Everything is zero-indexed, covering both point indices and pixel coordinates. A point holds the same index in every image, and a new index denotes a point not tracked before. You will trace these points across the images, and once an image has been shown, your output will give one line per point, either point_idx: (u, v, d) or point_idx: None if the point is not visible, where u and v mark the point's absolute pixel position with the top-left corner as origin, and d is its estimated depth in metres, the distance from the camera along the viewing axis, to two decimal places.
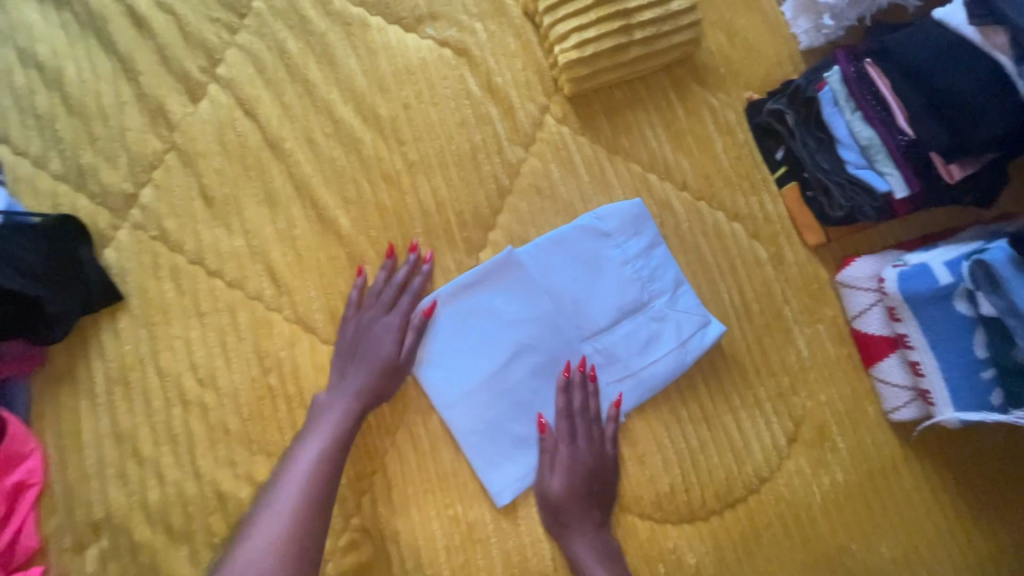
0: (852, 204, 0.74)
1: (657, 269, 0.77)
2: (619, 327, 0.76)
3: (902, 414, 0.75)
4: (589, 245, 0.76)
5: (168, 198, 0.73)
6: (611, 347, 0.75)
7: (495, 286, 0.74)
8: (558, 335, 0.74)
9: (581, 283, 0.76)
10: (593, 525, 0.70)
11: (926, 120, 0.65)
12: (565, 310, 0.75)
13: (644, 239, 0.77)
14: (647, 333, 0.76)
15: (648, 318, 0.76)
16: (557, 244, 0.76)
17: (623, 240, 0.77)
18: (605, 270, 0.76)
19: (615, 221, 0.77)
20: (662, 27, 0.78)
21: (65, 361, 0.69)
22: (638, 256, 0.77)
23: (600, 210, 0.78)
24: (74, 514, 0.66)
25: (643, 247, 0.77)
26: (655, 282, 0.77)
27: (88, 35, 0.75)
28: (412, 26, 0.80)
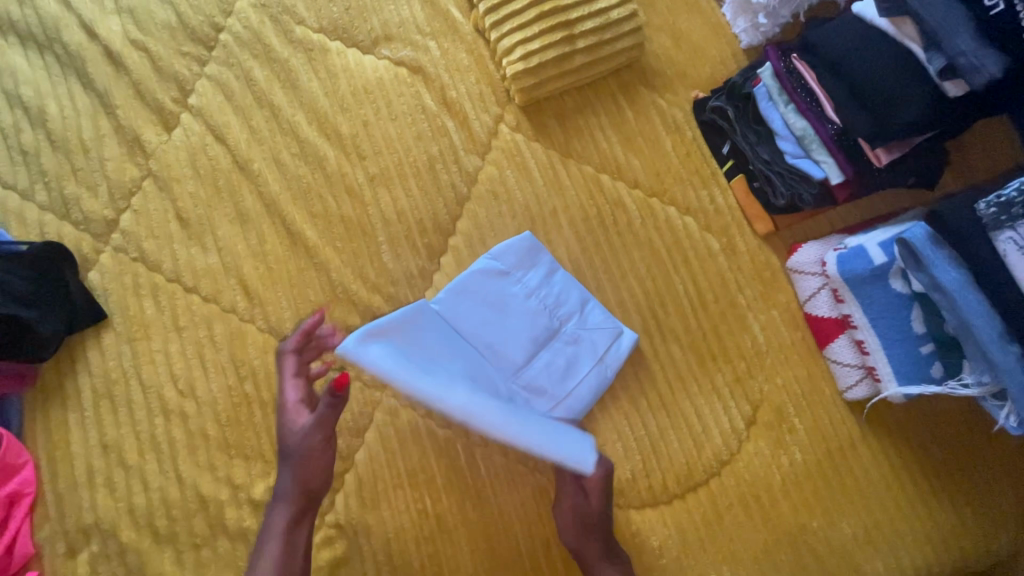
0: (792, 192, 0.78)
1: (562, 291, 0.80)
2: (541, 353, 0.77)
3: (855, 393, 0.78)
4: (492, 287, 0.77)
5: (146, 221, 0.78)
6: (535, 381, 0.76)
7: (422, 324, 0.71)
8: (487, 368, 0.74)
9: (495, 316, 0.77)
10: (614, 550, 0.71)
11: (850, 107, 0.68)
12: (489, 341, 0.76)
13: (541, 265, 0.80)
14: (567, 356, 0.78)
15: (565, 344, 0.78)
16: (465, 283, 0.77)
17: (526, 271, 0.79)
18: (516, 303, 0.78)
19: (511, 258, 0.78)
20: (604, 35, 0.83)
21: (55, 378, 0.74)
22: (543, 284, 0.79)
23: (494, 249, 0.79)
24: (66, 520, 0.71)
25: (545, 274, 0.79)
26: (564, 307, 0.79)
27: (68, 75, 0.81)
28: (369, 48, 0.85)
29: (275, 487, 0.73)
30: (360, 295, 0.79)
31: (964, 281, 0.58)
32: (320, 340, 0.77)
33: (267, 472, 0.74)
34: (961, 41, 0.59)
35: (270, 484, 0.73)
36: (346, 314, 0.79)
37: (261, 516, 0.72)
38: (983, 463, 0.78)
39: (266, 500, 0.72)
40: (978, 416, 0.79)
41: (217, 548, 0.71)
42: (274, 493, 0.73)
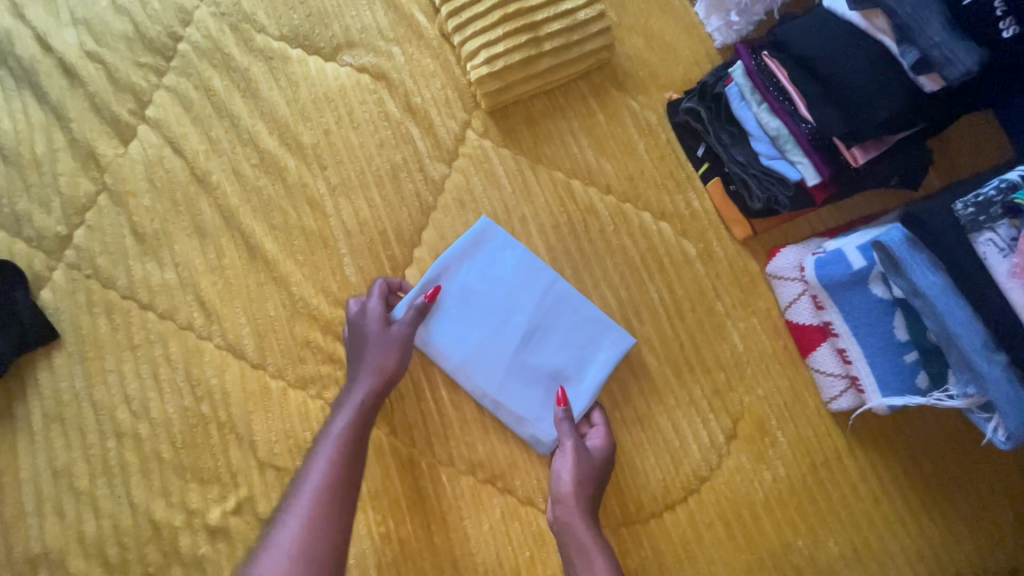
0: (768, 194, 0.74)
1: (555, 288, 0.76)
2: (532, 347, 0.75)
3: (840, 403, 0.74)
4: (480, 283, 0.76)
5: (100, 237, 0.76)
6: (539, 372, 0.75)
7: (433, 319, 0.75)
8: (471, 358, 0.74)
9: (485, 304, 0.76)
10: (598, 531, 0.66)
11: (824, 106, 0.66)
12: (476, 328, 0.75)
13: (529, 260, 0.77)
14: (565, 353, 0.75)
15: (557, 339, 0.76)
16: (441, 278, 0.75)
17: (513, 267, 0.77)
18: (509, 289, 0.76)
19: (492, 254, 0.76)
20: (571, 37, 0.80)
21: (4, 402, 0.72)
22: (531, 282, 0.77)
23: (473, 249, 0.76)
24: (12, 550, 0.68)
25: (533, 270, 0.77)
26: (555, 308, 0.76)
27: (22, 89, 0.79)
28: (330, 55, 0.83)
29: (232, 512, 0.70)
30: (322, 310, 0.76)
31: (944, 287, 0.55)
32: (279, 357, 0.75)
33: (224, 495, 0.71)
34: (933, 33, 0.56)
35: (227, 508, 0.70)
36: (307, 329, 0.76)
37: (218, 542, 0.69)
38: (975, 474, 0.75)
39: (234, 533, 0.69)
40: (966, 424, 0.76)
41: None
42: (231, 518, 0.70)
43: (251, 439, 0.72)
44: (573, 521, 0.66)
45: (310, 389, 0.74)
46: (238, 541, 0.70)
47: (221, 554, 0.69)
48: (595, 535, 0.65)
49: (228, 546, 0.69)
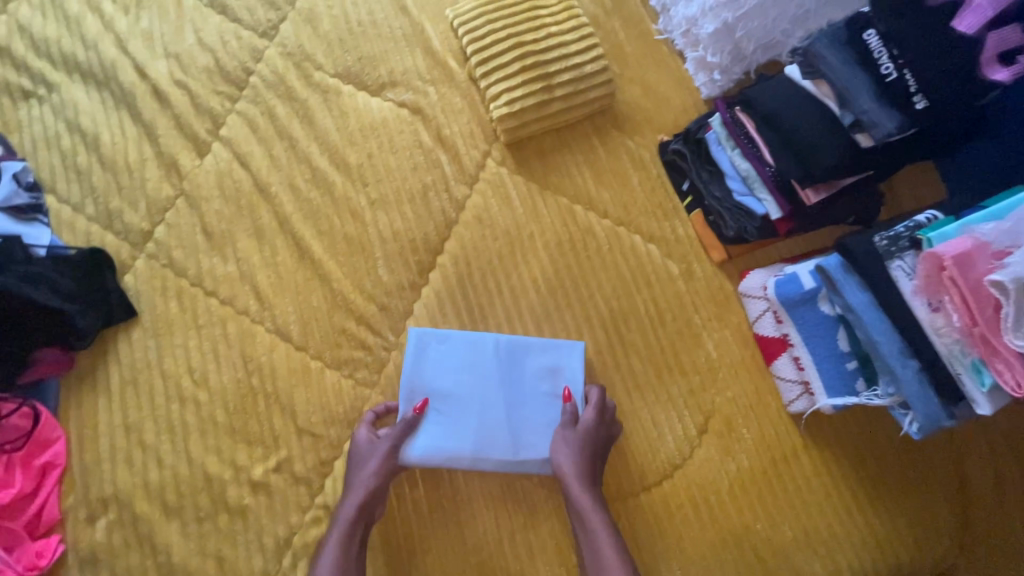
0: (738, 225, 0.88)
1: (507, 344, 0.87)
2: (519, 404, 0.85)
3: (796, 406, 0.86)
4: (444, 378, 0.85)
5: (177, 233, 0.91)
6: (542, 418, 0.85)
7: (428, 428, 0.83)
8: (480, 441, 0.82)
9: (463, 394, 0.84)
10: (596, 489, 0.79)
11: (782, 155, 0.80)
12: (466, 416, 0.83)
13: (470, 340, 0.87)
14: (546, 380, 0.87)
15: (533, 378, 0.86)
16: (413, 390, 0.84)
17: (466, 351, 0.86)
18: (473, 366, 0.86)
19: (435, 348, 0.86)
20: (578, 86, 0.95)
21: (89, 365, 0.85)
22: (483, 354, 0.86)
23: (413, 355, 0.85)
24: (89, 491, 0.80)
25: (481, 342, 0.86)
26: (514, 364, 0.86)
27: (120, 108, 0.95)
28: (376, 91, 0.99)
29: (273, 470, 0.83)
30: (357, 303, 0.90)
31: (869, 303, 0.68)
32: (319, 341, 0.88)
33: (266, 456, 0.83)
34: (863, 102, 0.70)
35: (269, 466, 0.83)
36: (343, 320, 0.89)
37: (259, 495, 0.82)
38: (916, 471, 0.86)
39: (285, 496, 0.82)
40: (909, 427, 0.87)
41: (218, 522, 0.80)
42: (272, 475, 0.82)
43: (292, 408, 0.85)
44: (579, 488, 0.77)
45: (343, 371, 0.87)
46: (277, 495, 0.82)
47: (261, 505, 0.81)
48: (594, 501, 0.77)
49: (267, 499, 0.82)
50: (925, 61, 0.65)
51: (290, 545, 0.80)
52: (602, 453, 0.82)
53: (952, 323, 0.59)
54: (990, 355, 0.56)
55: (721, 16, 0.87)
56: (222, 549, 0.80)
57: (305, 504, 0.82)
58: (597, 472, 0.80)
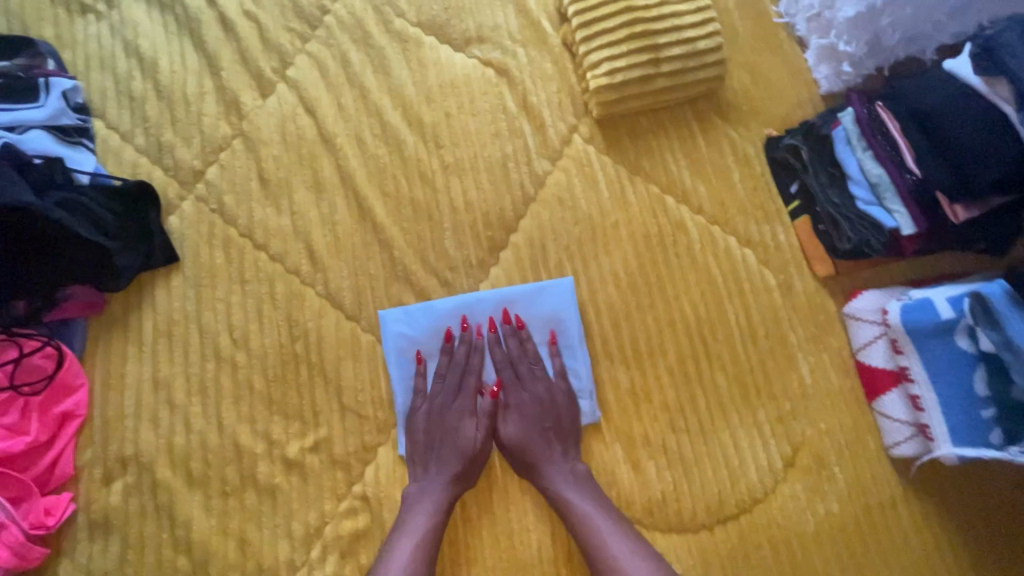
0: (860, 238, 0.76)
1: (490, 304, 0.80)
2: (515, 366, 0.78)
3: (902, 450, 0.75)
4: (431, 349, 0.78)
5: (230, 177, 0.82)
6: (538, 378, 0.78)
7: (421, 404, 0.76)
8: (471, 410, 0.76)
9: (448, 363, 0.77)
10: (558, 451, 0.75)
11: (932, 162, 0.70)
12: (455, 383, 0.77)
13: (455, 302, 0.80)
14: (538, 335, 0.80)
15: (521, 335, 0.79)
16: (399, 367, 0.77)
17: (446, 317, 0.79)
18: (456, 332, 0.78)
19: (418, 317, 0.79)
20: (688, 63, 0.85)
21: (121, 310, 0.77)
22: (473, 316, 0.79)
23: (396, 323, 0.78)
24: (108, 448, 0.73)
25: (465, 306, 0.79)
26: (505, 322, 0.79)
27: (183, 34, 0.86)
28: (461, 46, 0.89)
29: (309, 449, 0.74)
30: (418, 276, 0.81)
31: None
32: (372, 314, 0.79)
33: (304, 433, 0.75)
34: None
35: (305, 445, 0.74)
36: (400, 292, 0.80)
37: (292, 475, 0.73)
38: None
39: (319, 479, 0.73)
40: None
41: (244, 500, 0.72)
42: (308, 455, 0.74)
43: (337, 383, 0.77)
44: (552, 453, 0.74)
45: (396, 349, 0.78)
46: (311, 478, 0.73)
47: (293, 486, 0.73)
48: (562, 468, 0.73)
49: (301, 481, 0.73)
50: None
51: (320, 536, 0.72)
52: (560, 417, 0.76)
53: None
54: None
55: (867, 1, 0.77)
56: (246, 530, 0.72)
57: (341, 493, 0.73)
58: (558, 435, 0.75)
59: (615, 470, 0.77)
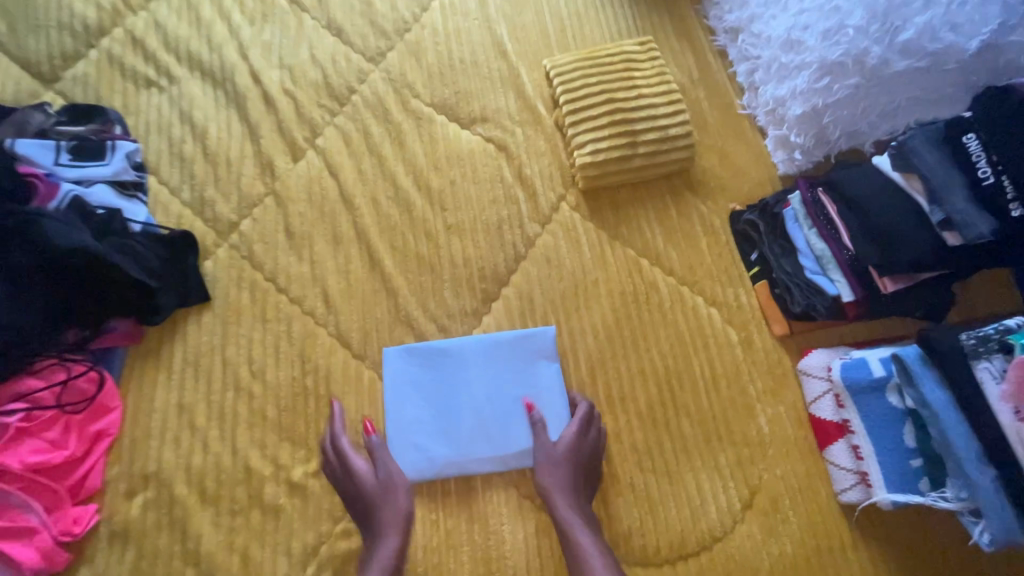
0: (808, 302, 0.88)
1: (484, 347, 0.90)
2: (495, 407, 0.87)
3: (848, 496, 0.83)
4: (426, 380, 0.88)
5: (261, 229, 0.95)
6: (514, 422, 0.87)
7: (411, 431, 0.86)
8: (462, 444, 0.85)
9: (444, 400, 0.87)
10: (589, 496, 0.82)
11: (862, 241, 0.80)
12: (442, 417, 0.86)
13: (453, 341, 0.90)
14: (523, 382, 0.89)
15: (509, 376, 0.89)
16: (397, 394, 0.87)
17: (442, 358, 0.89)
18: (452, 370, 0.89)
19: (418, 350, 0.89)
20: (661, 147, 0.99)
21: (155, 341, 0.88)
22: (465, 354, 0.89)
23: (402, 354, 0.89)
24: (133, 465, 0.81)
25: (460, 349, 0.90)
26: (494, 364, 0.89)
27: (231, 107, 1.01)
28: (467, 125, 1.04)
29: (312, 474, 0.82)
30: (419, 322, 0.91)
31: (948, 402, 0.66)
32: (376, 353, 0.89)
33: (308, 458, 0.83)
34: (958, 201, 0.71)
35: (308, 469, 0.83)
36: (402, 335, 0.91)
37: (294, 497, 0.81)
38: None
39: (319, 502, 0.81)
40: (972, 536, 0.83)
41: (250, 518, 0.80)
42: (310, 479, 0.82)
43: (341, 415, 0.86)
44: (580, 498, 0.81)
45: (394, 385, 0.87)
46: (312, 501, 0.81)
47: (295, 507, 0.81)
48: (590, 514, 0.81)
49: (302, 503, 0.81)
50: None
51: (316, 555, 0.79)
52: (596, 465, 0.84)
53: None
54: None
55: (811, 101, 0.91)
56: (249, 546, 0.79)
57: (337, 515, 0.81)
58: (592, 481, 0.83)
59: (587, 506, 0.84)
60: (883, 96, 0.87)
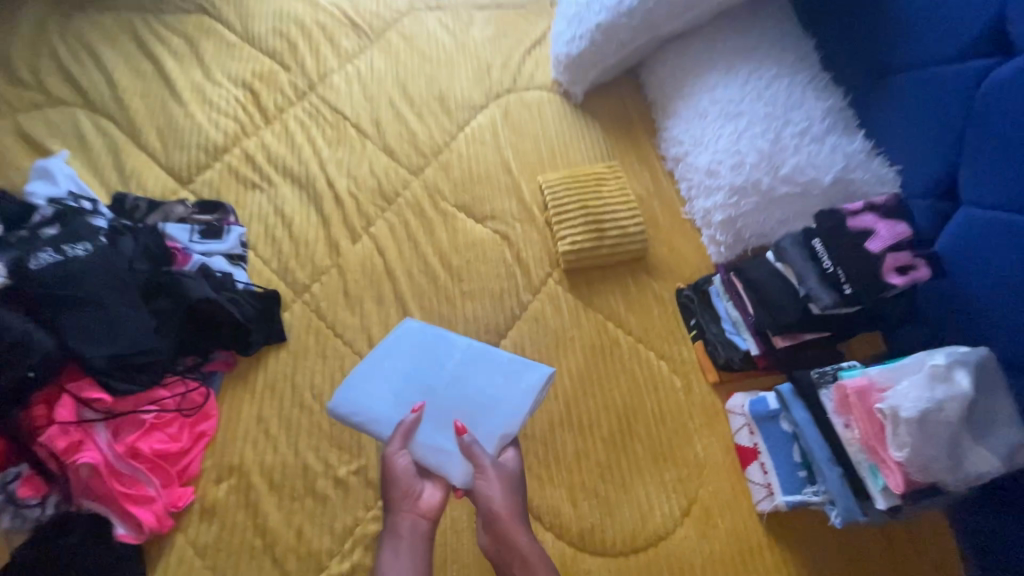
0: (728, 355, 1.19)
1: (470, 351, 1.05)
2: (440, 401, 1.01)
3: (763, 505, 1.08)
4: (406, 357, 1.06)
5: (326, 290, 1.29)
6: (446, 425, 0.99)
7: (368, 392, 1.02)
8: (391, 414, 1.00)
9: (411, 376, 1.04)
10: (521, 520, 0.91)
11: (760, 309, 1.14)
12: (397, 388, 1.03)
13: (445, 334, 1.08)
14: (480, 396, 1.01)
15: (474, 382, 1.02)
16: (384, 359, 1.06)
17: (432, 344, 1.07)
18: (430, 355, 1.06)
19: (414, 329, 1.09)
20: (622, 240, 1.35)
21: (243, 369, 1.18)
22: (445, 347, 1.06)
23: (404, 331, 1.09)
24: (222, 460, 1.09)
25: (450, 343, 1.07)
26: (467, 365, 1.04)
27: (310, 203, 1.40)
28: (481, 221, 1.41)
29: (352, 472, 1.09)
30: None
31: (809, 420, 0.94)
32: None
33: (350, 460, 1.10)
34: (810, 281, 1.03)
35: (350, 468, 1.09)
36: None
37: (339, 489, 1.08)
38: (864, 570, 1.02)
39: (357, 494, 1.07)
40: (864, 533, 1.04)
41: (305, 503, 1.06)
42: (351, 476, 1.09)
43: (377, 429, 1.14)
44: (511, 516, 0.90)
45: None
46: (352, 492, 1.07)
47: (339, 497, 1.07)
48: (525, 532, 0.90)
49: (344, 494, 1.07)
50: (857, 267, 0.98)
51: (352, 534, 1.04)
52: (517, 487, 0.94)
53: (862, 435, 0.86)
54: (882, 463, 0.83)
55: (727, 212, 1.26)
56: (303, 525, 1.04)
57: (370, 504, 1.07)
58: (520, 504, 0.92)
59: (561, 508, 1.09)
60: (774, 211, 1.21)
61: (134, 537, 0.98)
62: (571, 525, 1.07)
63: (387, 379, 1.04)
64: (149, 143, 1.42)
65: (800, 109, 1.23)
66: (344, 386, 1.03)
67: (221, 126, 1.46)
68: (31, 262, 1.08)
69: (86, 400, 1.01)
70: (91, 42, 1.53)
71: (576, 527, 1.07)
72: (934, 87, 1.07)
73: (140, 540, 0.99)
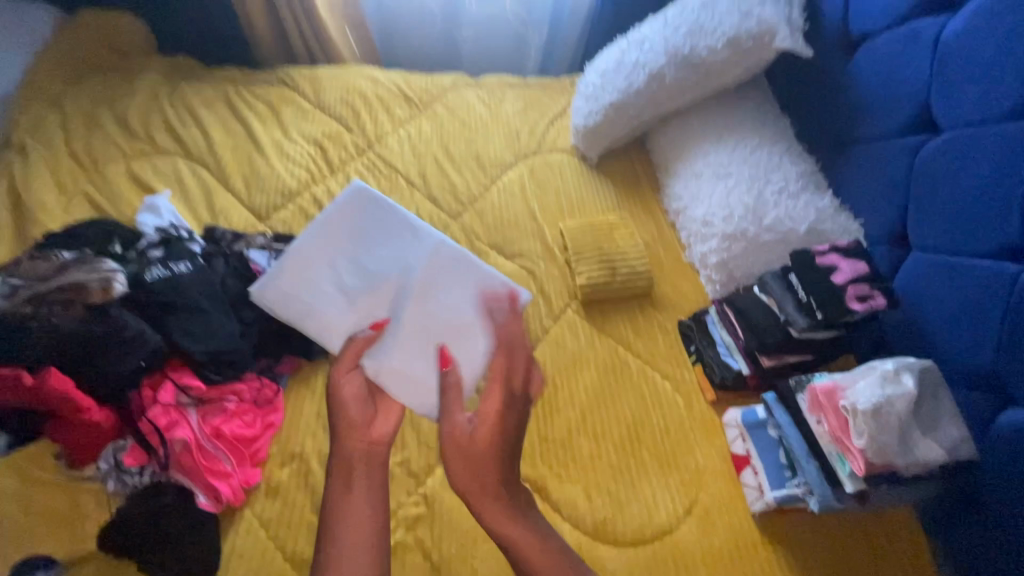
0: (723, 374, 1.38)
1: (426, 256, 1.12)
2: (402, 309, 1.10)
3: (755, 505, 1.22)
4: (358, 249, 1.12)
5: None
6: (409, 337, 1.08)
7: (321, 286, 1.10)
8: (348, 315, 1.09)
9: (362, 270, 1.11)
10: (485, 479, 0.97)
11: (749, 334, 1.34)
12: (353, 288, 1.10)
13: (397, 225, 1.14)
14: (444, 310, 1.10)
15: (435, 291, 1.11)
16: (331, 249, 1.12)
17: (385, 236, 1.13)
18: (382, 250, 1.12)
19: (358, 211, 1.13)
20: (632, 276, 1.56)
21: (306, 372, 1.37)
22: (400, 243, 1.13)
23: (348, 210, 1.13)
24: (286, 447, 1.26)
25: (404, 240, 1.13)
26: (428, 270, 1.12)
27: None
28: (510, 258, 1.65)
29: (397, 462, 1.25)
30: None
31: (789, 421, 1.13)
32: None
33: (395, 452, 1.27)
34: (788, 309, 1.26)
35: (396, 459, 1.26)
36: None
37: None
38: (852, 553, 1.14)
39: (401, 481, 1.24)
40: (848, 520, 1.17)
41: None
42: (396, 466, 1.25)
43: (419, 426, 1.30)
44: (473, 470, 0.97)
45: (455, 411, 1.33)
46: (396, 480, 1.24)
47: None
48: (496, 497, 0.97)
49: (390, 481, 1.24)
50: (825, 297, 1.19)
51: (397, 515, 1.20)
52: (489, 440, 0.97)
53: (830, 429, 1.05)
54: (848, 453, 1.01)
55: (720, 255, 1.48)
56: None
57: (413, 491, 1.23)
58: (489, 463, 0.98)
59: (578, 501, 1.24)
60: (759, 254, 1.43)
61: (212, 506, 1.15)
62: (587, 517, 1.22)
63: (343, 274, 1.11)
64: (235, 186, 1.70)
65: (777, 172, 1.48)
66: (286, 272, 1.10)
67: (294, 174, 1.74)
68: (147, 277, 1.32)
69: (183, 387, 1.23)
70: (193, 106, 1.86)
71: (590, 518, 1.22)
72: (886, 157, 1.31)
73: (217, 509, 1.15)
